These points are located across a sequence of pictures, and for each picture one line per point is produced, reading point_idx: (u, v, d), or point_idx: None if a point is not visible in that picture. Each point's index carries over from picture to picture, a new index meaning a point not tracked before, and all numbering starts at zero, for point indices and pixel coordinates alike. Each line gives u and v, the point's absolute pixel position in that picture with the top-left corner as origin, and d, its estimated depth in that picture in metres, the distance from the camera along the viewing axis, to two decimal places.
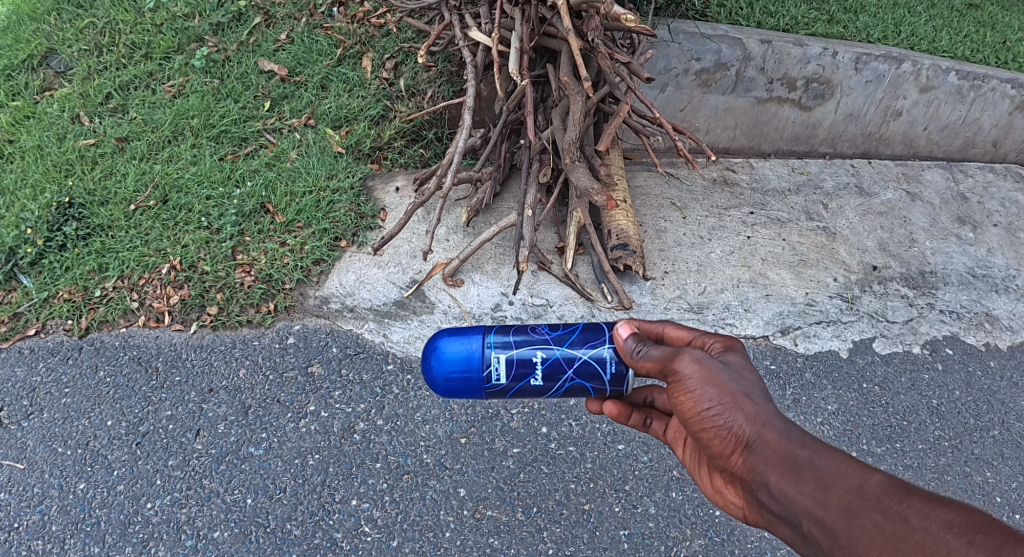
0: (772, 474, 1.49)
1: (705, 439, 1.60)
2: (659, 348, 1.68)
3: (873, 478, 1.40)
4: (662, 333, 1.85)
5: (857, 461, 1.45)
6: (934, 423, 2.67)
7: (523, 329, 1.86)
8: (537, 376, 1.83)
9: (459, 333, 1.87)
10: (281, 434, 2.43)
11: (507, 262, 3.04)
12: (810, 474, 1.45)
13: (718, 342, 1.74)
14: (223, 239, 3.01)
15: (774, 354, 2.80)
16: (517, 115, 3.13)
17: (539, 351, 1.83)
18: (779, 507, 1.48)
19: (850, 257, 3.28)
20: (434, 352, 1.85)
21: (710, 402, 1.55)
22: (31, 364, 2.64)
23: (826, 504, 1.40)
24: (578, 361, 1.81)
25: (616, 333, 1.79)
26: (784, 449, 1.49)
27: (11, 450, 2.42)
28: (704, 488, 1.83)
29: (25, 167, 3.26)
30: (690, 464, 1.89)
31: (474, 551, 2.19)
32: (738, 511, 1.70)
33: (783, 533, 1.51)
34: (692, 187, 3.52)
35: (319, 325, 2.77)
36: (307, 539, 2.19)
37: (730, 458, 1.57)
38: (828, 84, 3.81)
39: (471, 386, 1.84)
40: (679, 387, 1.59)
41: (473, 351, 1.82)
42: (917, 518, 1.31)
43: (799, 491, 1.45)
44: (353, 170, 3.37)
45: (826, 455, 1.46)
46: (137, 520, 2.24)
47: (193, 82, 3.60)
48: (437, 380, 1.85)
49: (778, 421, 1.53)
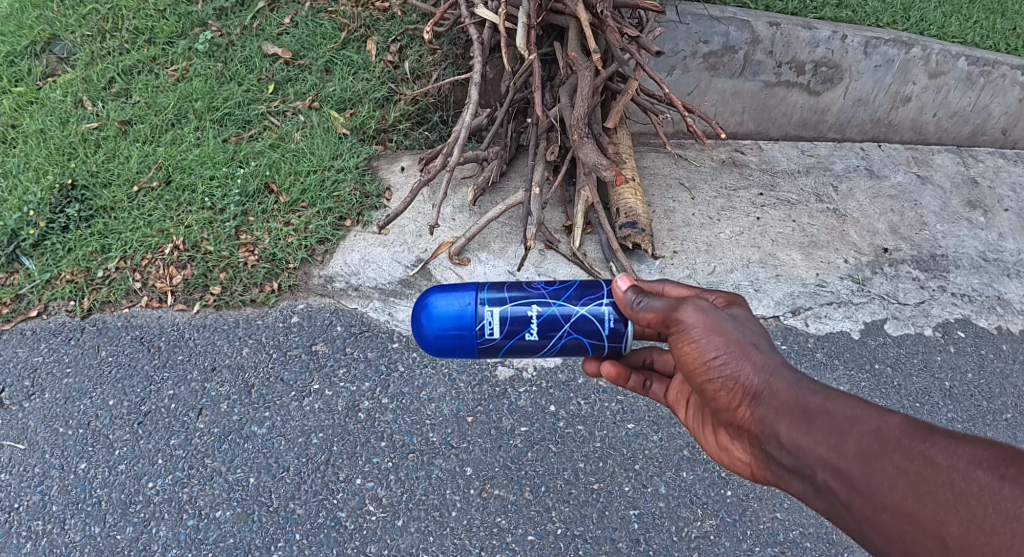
0: (783, 424, 1.46)
1: (709, 392, 1.56)
2: (660, 299, 1.64)
3: (891, 421, 1.38)
4: (663, 292, 1.85)
5: (872, 406, 1.43)
6: (947, 405, 2.63)
7: (519, 286, 1.84)
8: (532, 331, 1.80)
9: (450, 290, 1.82)
10: (284, 413, 2.40)
11: (514, 241, 3.01)
12: (824, 420, 1.42)
13: (721, 298, 1.75)
14: (227, 219, 2.98)
15: (785, 334, 2.76)
16: (524, 94, 3.10)
17: (535, 306, 1.80)
18: (792, 458, 1.45)
19: (860, 239, 3.24)
20: (425, 308, 1.82)
21: (716, 351, 1.52)
22: (33, 345, 2.61)
23: (842, 450, 1.38)
24: (575, 315, 1.79)
25: (616, 287, 1.74)
26: (794, 398, 1.47)
27: (11, 430, 2.39)
28: (709, 448, 1.81)
29: (27, 150, 3.23)
30: (692, 425, 1.87)
31: (481, 531, 2.16)
32: (745, 468, 1.67)
33: (795, 487, 1.48)
34: (700, 168, 3.48)
35: (324, 304, 2.74)
36: (311, 519, 2.17)
37: (737, 411, 1.53)
38: (838, 68, 3.76)
39: (465, 343, 1.80)
40: (682, 337, 1.56)
41: (465, 307, 1.79)
42: (942, 457, 1.30)
43: (812, 440, 1.42)
44: (358, 150, 3.34)
45: (839, 401, 1.44)
46: (138, 500, 2.22)
47: (197, 66, 3.56)
48: (428, 337, 1.81)
49: (786, 370, 1.51)
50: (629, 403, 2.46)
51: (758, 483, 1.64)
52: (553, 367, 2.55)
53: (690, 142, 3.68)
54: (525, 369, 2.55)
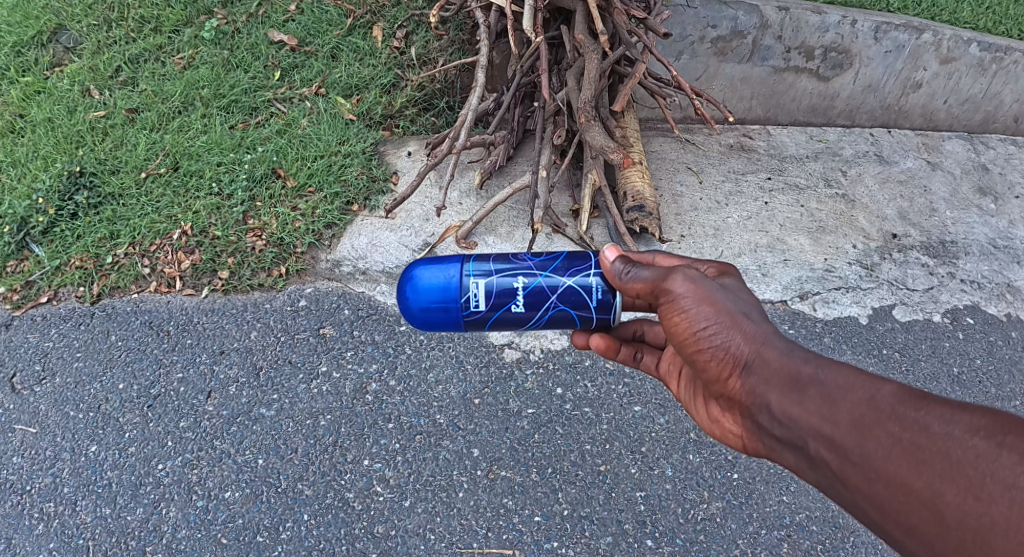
0: (774, 394, 1.46)
1: (700, 363, 1.57)
2: (649, 269, 1.64)
3: (883, 389, 1.36)
4: (653, 262, 1.85)
5: (864, 374, 1.41)
6: (954, 391, 2.63)
7: (505, 258, 1.84)
8: (518, 304, 1.80)
9: (436, 262, 1.83)
10: (292, 395, 2.41)
11: (521, 225, 3.01)
12: (816, 389, 1.41)
13: (712, 267, 1.74)
14: (234, 204, 2.98)
15: (793, 319, 2.76)
16: (531, 78, 3.10)
17: (521, 278, 1.80)
18: (783, 429, 1.45)
19: (869, 224, 3.22)
20: (410, 281, 1.82)
21: (707, 321, 1.52)
22: (44, 331, 2.64)
23: (834, 420, 1.36)
24: (562, 287, 1.79)
25: (604, 258, 1.76)
26: (785, 367, 1.46)
27: (23, 414, 2.42)
28: (700, 421, 1.83)
29: (36, 139, 3.24)
30: (683, 396, 1.90)
31: (488, 511, 2.17)
32: (736, 440, 1.69)
33: (787, 457, 1.48)
34: (708, 152, 3.46)
35: (331, 288, 2.75)
36: (319, 500, 2.18)
37: (728, 382, 1.54)
38: (848, 54, 3.72)
39: (450, 316, 1.80)
40: (672, 308, 1.57)
41: (451, 279, 1.79)
42: (938, 425, 1.28)
43: (804, 410, 1.41)
44: (365, 135, 3.33)
45: (832, 370, 1.42)
46: (148, 482, 2.24)
47: (204, 53, 3.56)
48: (413, 310, 1.81)
49: (778, 340, 1.50)
50: (635, 385, 2.46)
51: (750, 454, 1.66)
52: (560, 349, 2.55)
53: (698, 127, 3.66)
54: (532, 351, 2.55)
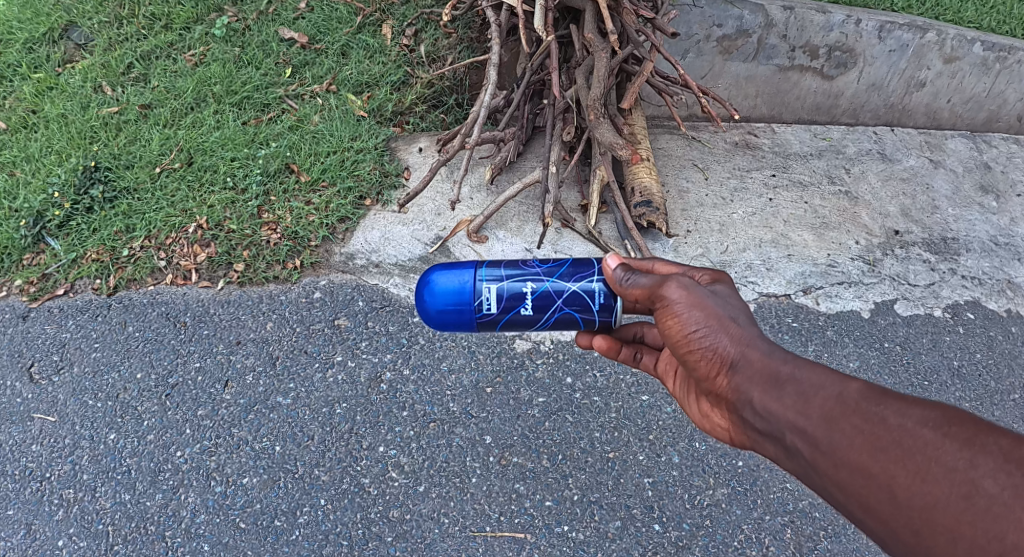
0: (756, 391, 1.50)
1: (690, 362, 1.63)
2: (646, 276, 1.71)
3: (851, 386, 1.41)
4: (653, 269, 1.89)
5: (836, 372, 1.46)
6: (955, 384, 2.69)
7: (514, 263, 1.90)
8: (527, 307, 1.86)
9: (452, 266, 1.89)
10: (308, 384, 2.48)
11: (531, 220, 3.07)
12: (793, 387, 1.46)
13: (706, 274, 1.80)
14: (249, 199, 3.04)
15: (797, 312, 2.83)
16: (541, 76, 3.16)
17: (529, 283, 1.86)
18: (764, 422, 1.49)
19: (872, 221, 3.27)
20: (427, 285, 1.88)
21: (696, 324, 1.59)
22: (61, 322, 2.70)
23: (808, 413, 1.41)
24: (567, 292, 1.85)
25: (606, 265, 1.81)
26: (767, 366, 1.51)
27: (43, 403, 2.49)
28: (693, 415, 1.88)
29: (49, 134, 3.30)
30: (678, 393, 1.95)
31: (501, 496, 2.24)
32: (725, 433, 1.75)
33: (768, 449, 1.52)
34: (714, 149, 3.52)
35: (345, 280, 2.81)
36: (335, 485, 2.25)
37: (716, 380, 1.59)
38: (852, 53, 3.77)
39: (464, 318, 1.87)
40: (668, 312, 1.63)
41: (465, 283, 1.85)
42: (894, 417, 1.33)
43: (781, 405, 1.46)
44: (376, 131, 3.38)
45: (808, 369, 1.48)
46: (167, 468, 2.31)
47: (215, 50, 3.62)
48: (430, 313, 1.88)
49: (762, 342, 1.56)
50: (643, 376, 2.51)
51: (736, 447, 1.72)
52: (569, 340, 2.61)
53: (704, 125, 3.72)
54: (543, 341, 2.60)
